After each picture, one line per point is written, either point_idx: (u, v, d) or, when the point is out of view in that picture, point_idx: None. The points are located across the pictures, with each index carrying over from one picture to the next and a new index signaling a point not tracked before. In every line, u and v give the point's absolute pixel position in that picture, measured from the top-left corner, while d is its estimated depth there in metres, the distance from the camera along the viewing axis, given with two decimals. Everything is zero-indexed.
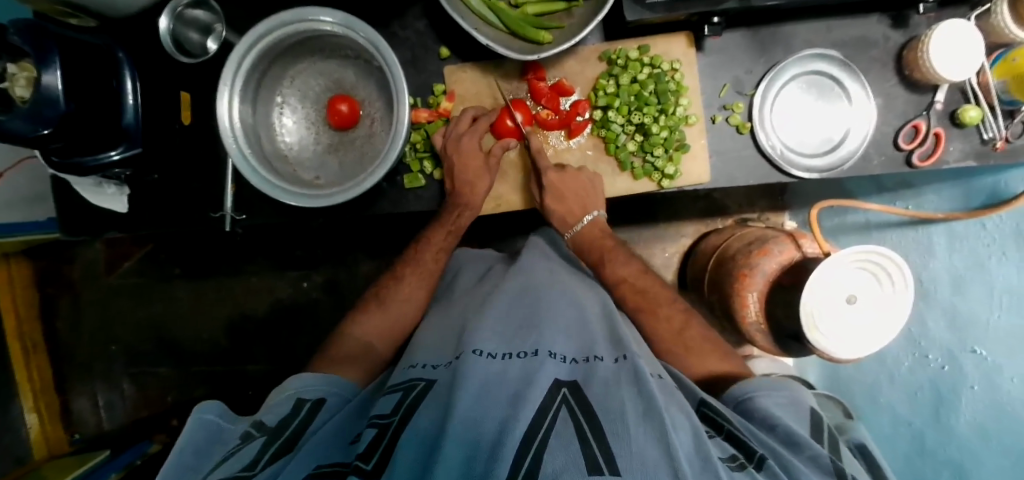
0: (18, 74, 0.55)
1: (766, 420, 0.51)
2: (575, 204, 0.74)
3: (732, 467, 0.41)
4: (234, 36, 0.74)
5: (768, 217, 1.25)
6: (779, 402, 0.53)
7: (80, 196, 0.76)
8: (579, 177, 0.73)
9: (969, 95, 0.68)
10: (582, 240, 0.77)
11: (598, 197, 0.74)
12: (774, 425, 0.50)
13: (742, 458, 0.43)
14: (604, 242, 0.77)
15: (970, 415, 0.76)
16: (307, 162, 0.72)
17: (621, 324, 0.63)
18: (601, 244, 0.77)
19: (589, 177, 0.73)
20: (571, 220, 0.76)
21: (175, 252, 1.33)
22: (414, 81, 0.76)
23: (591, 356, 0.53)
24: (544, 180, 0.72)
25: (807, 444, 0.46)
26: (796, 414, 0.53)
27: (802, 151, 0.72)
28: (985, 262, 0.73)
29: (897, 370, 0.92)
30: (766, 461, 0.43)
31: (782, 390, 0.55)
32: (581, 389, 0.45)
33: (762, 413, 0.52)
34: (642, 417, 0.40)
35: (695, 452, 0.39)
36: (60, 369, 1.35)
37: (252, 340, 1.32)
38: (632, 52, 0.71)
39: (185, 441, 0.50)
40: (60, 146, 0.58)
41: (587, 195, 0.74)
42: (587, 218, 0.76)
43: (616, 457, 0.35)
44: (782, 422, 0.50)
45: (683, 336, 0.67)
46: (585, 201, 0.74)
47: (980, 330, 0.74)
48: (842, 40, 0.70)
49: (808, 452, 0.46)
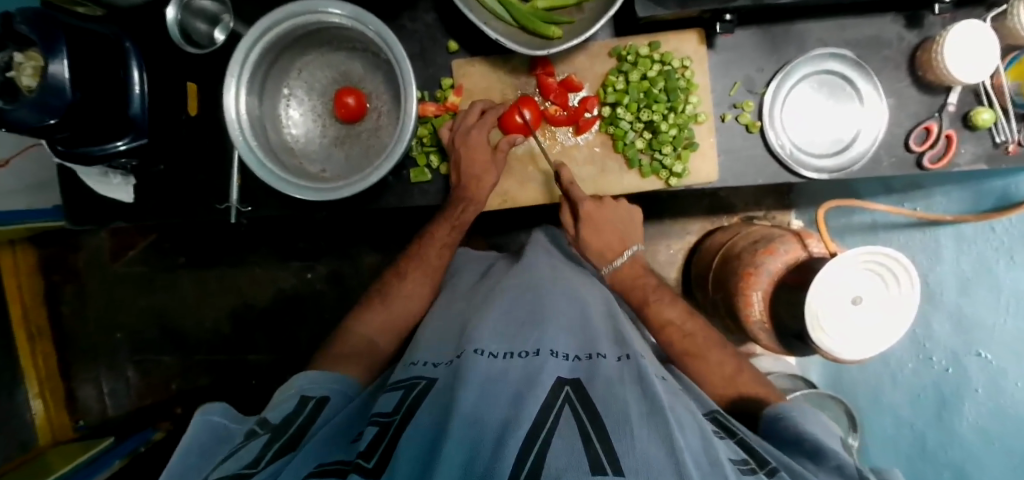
0: (25, 63, 0.55)
1: (794, 434, 0.52)
2: (614, 238, 0.73)
3: (743, 469, 0.41)
4: (241, 27, 0.73)
5: (774, 216, 1.24)
6: (810, 419, 0.54)
7: (86, 186, 0.76)
8: (616, 208, 0.73)
9: (983, 98, 0.67)
10: (622, 278, 0.75)
11: (636, 231, 0.75)
12: (802, 438, 0.50)
13: (753, 464, 0.43)
14: (646, 281, 0.74)
15: (972, 417, 0.77)
16: (312, 155, 0.72)
17: (626, 324, 0.63)
18: (643, 284, 0.74)
19: (626, 210, 0.74)
20: (610, 255, 0.74)
21: (179, 241, 1.33)
22: (421, 75, 0.75)
23: (593, 354, 0.53)
24: (581, 211, 0.70)
25: (834, 455, 0.47)
26: (828, 433, 0.53)
27: (812, 151, 0.71)
28: (992, 266, 0.74)
29: (899, 371, 0.91)
30: (778, 470, 0.43)
31: (812, 411, 0.56)
32: (583, 388, 0.45)
33: (791, 427, 0.53)
34: (645, 417, 0.40)
35: (700, 452, 0.39)
36: (65, 356, 1.36)
37: (256, 330, 1.32)
38: (643, 48, 0.71)
39: (190, 443, 0.49)
40: (66, 136, 0.58)
41: (625, 227, 0.73)
42: (628, 252, 0.75)
43: (619, 457, 0.35)
44: (809, 435, 0.50)
45: (732, 379, 0.66)
46: (624, 235, 0.73)
47: (985, 333, 0.75)
48: (855, 39, 0.69)
49: (832, 461, 0.46)
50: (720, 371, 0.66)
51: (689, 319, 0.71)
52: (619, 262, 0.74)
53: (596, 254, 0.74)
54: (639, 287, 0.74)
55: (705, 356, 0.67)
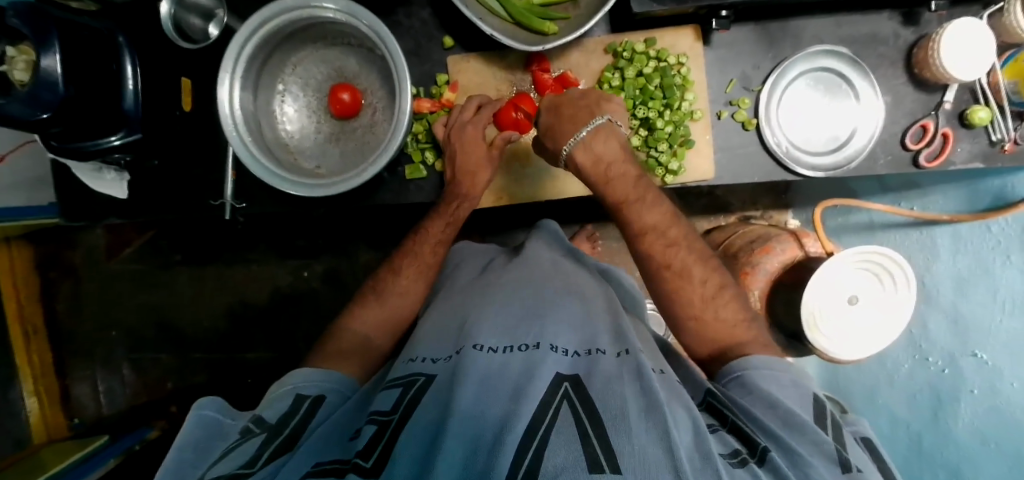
0: (17, 57, 0.55)
1: (767, 400, 0.50)
2: (580, 110, 0.66)
3: (732, 463, 0.41)
4: (235, 22, 0.73)
5: (772, 215, 1.24)
6: (783, 384, 0.52)
7: (80, 182, 0.76)
8: (583, 91, 0.69)
9: (979, 95, 0.67)
10: (594, 157, 0.65)
11: (613, 111, 0.67)
12: (775, 406, 0.49)
13: (744, 453, 0.43)
14: (625, 167, 0.65)
15: (968, 418, 0.77)
16: (308, 151, 0.71)
17: (624, 316, 0.63)
18: (622, 171, 0.65)
19: (597, 94, 0.69)
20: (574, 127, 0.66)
21: (175, 239, 1.32)
22: (416, 71, 0.75)
23: (593, 350, 0.52)
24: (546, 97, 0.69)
25: (812, 429, 0.46)
26: (799, 395, 0.52)
27: (807, 149, 0.71)
28: (989, 266, 0.73)
29: (896, 372, 0.92)
30: (768, 452, 0.43)
31: (783, 370, 0.54)
32: (582, 383, 0.45)
33: (763, 392, 0.51)
34: (643, 414, 0.40)
35: (696, 449, 0.39)
36: (61, 353, 1.36)
37: (252, 328, 1.32)
38: (639, 44, 0.71)
39: (183, 439, 0.49)
40: (59, 131, 0.57)
41: (594, 104, 0.67)
42: (596, 124, 0.65)
43: (618, 455, 0.35)
44: (783, 403, 0.49)
45: (712, 301, 0.62)
46: (593, 107, 0.67)
47: (981, 334, 0.74)
48: (851, 37, 0.69)
49: (811, 435, 0.46)
50: (700, 291, 0.63)
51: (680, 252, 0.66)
52: (583, 129, 0.64)
53: (558, 129, 0.67)
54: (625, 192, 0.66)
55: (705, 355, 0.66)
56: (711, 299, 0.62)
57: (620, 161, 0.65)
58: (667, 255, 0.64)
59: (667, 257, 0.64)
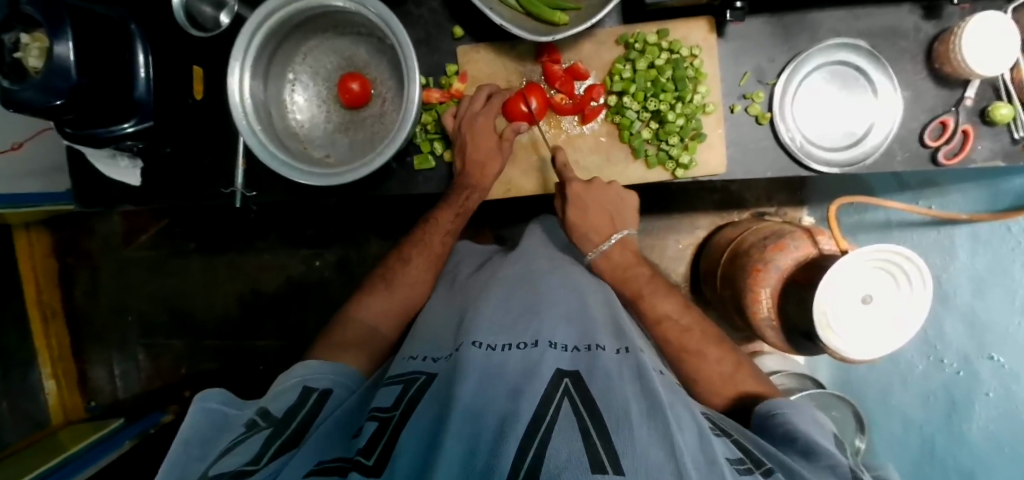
0: (31, 44, 0.56)
1: (787, 433, 0.50)
2: (603, 219, 0.72)
3: (739, 469, 0.40)
4: (246, 10, 0.73)
5: (785, 212, 1.22)
6: (803, 417, 0.53)
7: (95, 169, 0.77)
8: (606, 191, 0.71)
9: (1002, 92, 0.65)
10: (612, 269, 0.72)
11: (627, 215, 0.73)
12: (794, 437, 0.49)
13: (750, 463, 0.43)
14: (639, 271, 0.72)
15: (983, 422, 0.78)
16: (317, 140, 0.72)
17: (622, 315, 0.63)
18: (636, 275, 0.71)
19: (617, 193, 0.72)
20: (597, 239, 0.73)
21: (189, 227, 1.34)
22: (425, 61, 0.75)
23: (593, 345, 0.52)
24: (568, 189, 0.70)
25: (828, 454, 0.46)
26: (820, 430, 0.52)
27: (822, 145, 0.70)
28: (1008, 265, 0.75)
29: (909, 374, 0.88)
30: (773, 470, 0.43)
31: (803, 409, 0.55)
32: (583, 380, 0.45)
33: (783, 426, 0.51)
34: (644, 415, 0.40)
35: (698, 451, 0.39)
36: (77, 337, 1.38)
37: (263, 316, 1.34)
38: (651, 36, 0.70)
39: (188, 432, 0.50)
40: (72, 117, 0.58)
41: (614, 211, 0.72)
42: (616, 237, 0.73)
43: (620, 456, 0.35)
44: (801, 432, 0.49)
45: (733, 378, 0.62)
46: (614, 215, 0.72)
47: (998, 337, 0.76)
48: (870, 30, 0.67)
49: (824, 460, 0.46)
50: (717, 368, 0.62)
51: (701, 330, 0.66)
52: (605, 246, 0.72)
53: (583, 235, 0.73)
54: (639, 287, 0.70)
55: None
56: (730, 376, 0.62)
57: (635, 265, 0.73)
58: (683, 340, 0.65)
59: (683, 343, 0.65)
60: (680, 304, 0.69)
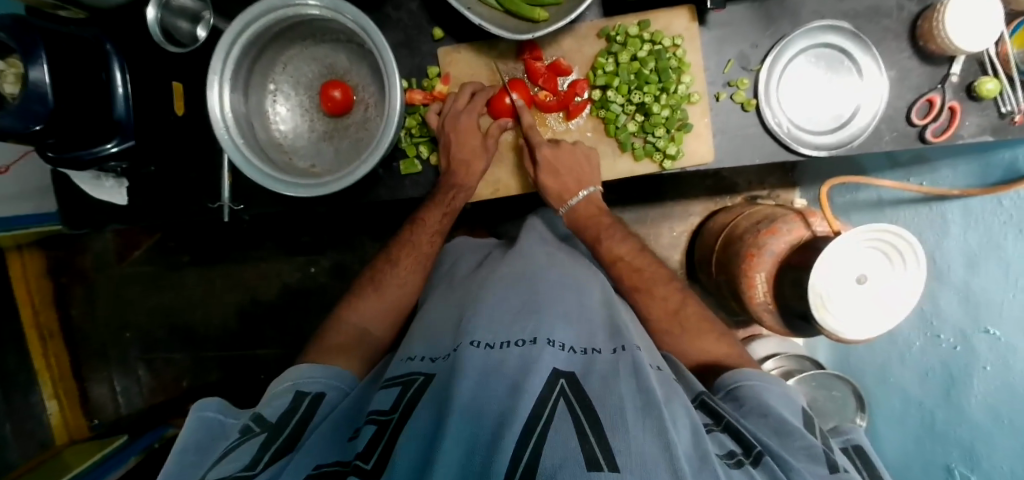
0: (6, 70, 0.56)
1: (757, 410, 0.52)
2: (571, 180, 0.72)
3: (729, 464, 0.42)
4: (222, 23, 0.72)
5: (778, 194, 1.23)
6: (771, 391, 0.54)
7: (80, 190, 0.76)
8: (575, 152, 0.71)
9: (987, 67, 0.65)
10: (578, 218, 0.76)
11: (595, 173, 0.73)
12: (765, 414, 0.51)
13: (739, 453, 0.44)
14: (601, 220, 0.76)
15: (981, 393, 0.75)
16: (302, 150, 0.71)
17: (619, 313, 0.63)
18: (598, 223, 0.76)
19: (588, 156, 0.72)
20: (566, 196, 0.74)
21: (183, 240, 1.34)
22: (407, 64, 0.74)
23: (591, 349, 0.52)
24: (538, 154, 0.70)
25: (802, 435, 0.48)
26: (789, 407, 0.53)
27: (809, 129, 0.70)
28: (1001, 241, 0.71)
29: (908, 349, 0.91)
30: (762, 455, 0.44)
31: (774, 383, 0.56)
32: (579, 381, 0.45)
33: (754, 401, 0.53)
34: (640, 411, 0.40)
35: (693, 447, 0.39)
36: (76, 356, 1.38)
37: (262, 325, 1.34)
38: (632, 27, 0.69)
39: (186, 440, 0.50)
40: (54, 142, 0.58)
41: (583, 170, 0.72)
42: (584, 194, 0.74)
43: (615, 453, 0.35)
44: (776, 412, 0.51)
45: (677, 312, 0.68)
46: (581, 176, 0.72)
47: (995, 310, 0.71)
48: (853, 11, 0.67)
49: (799, 442, 0.47)
50: (664, 305, 0.69)
51: (652, 270, 0.72)
52: (574, 201, 0.74)
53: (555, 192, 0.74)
54: (599, 232, 0.75)
55: (658, 300, 0.69)
56: (677, 313, 0.68)
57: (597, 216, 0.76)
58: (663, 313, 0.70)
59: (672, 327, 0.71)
60: (636, 248, 0.74)
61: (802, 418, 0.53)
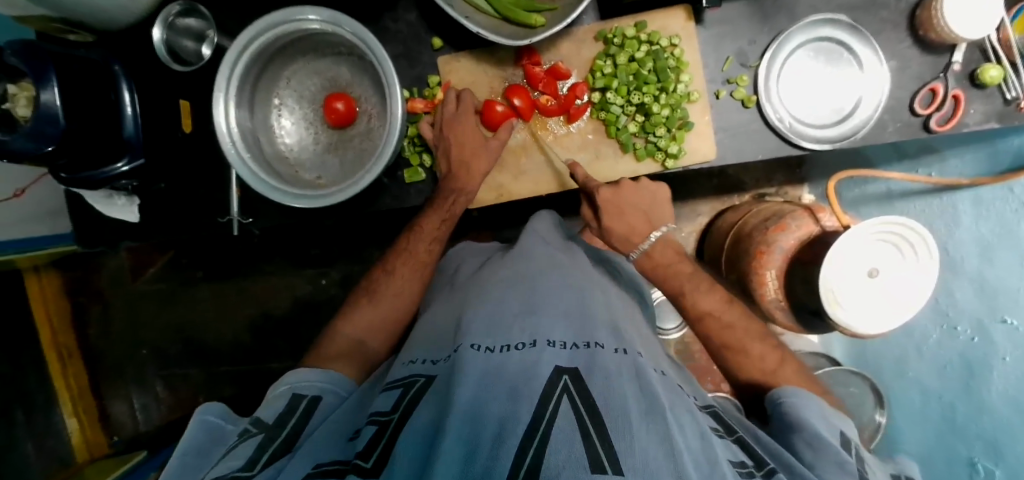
0: (19, 94, 0.57)
1: (794, 424, 0.52)
2: (640, 222, 0.70)
3: (742, 473, 0.40)
4: (226, 41, 0.74)
5: (786, 191, 1.22)
6: (812, 406, 0.54)
7: (95, 210, 0.78)
8: (638, 191, 0.70)
9: (989, 53, 0.64)
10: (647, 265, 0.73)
11: (664, 212, 0.72)
12: (801, 429, 0.51)
13: (751, 465, 0.43)
14: (681, 268, 0.70)
15: (1001, 385, 0.73)
16: (307, 162, 0.72)
17: (621, 319, 0.63)
18: (677, 272, 0.70)
19: (651, 193, 0.71)
20: (636, 239, 0.70)
21: (195, 256, 1.36)
22: (407, 75, 0.75)
23: (591, 342, 0.52)
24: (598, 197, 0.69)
25: (834, 450, 0.47)
26: (827, 424, 0.52)
27: (810, 123, 0.69)
28: (1013, 227, 0.70)
29: (925, 343, 0.89)
30: (775, 471, 0.43)
31: (817, 399, 0.55)
32: (582, 377, 0.44)
33: (791, 417, 0.53)
34: (644, 416, 0.40)
35: (700, 452, 0.39)
36: (95, 375, 1.40)
37: (275, 339, 1.35)
38: (629, 29, 0.70)
39: (187, 443, 0.51)
40: (66, 162, 0.59)
41: (649, 209, 0.70)
42: (654, 235, 0.70)
43: (619, 456, 0.35)
44: (812, 428, 0.50)
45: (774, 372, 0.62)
46: (647, 214, 0.70)
47: (1009, 298, 0.70)
48: (850, 3, 0.67)
49: (832, 455, 0.47)
50: (758, 365, 0.63)
51: (742, 323, 0.65)
52: (646, 244, 0.69)
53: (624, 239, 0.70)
54: (680, 284, 0.69)
55: (751, 358, 0.63)
56: (771, 373, 0.62)
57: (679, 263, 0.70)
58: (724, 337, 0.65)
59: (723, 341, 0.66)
60: (723, 299, 0.68)
61: (840, 437, 0.51)
